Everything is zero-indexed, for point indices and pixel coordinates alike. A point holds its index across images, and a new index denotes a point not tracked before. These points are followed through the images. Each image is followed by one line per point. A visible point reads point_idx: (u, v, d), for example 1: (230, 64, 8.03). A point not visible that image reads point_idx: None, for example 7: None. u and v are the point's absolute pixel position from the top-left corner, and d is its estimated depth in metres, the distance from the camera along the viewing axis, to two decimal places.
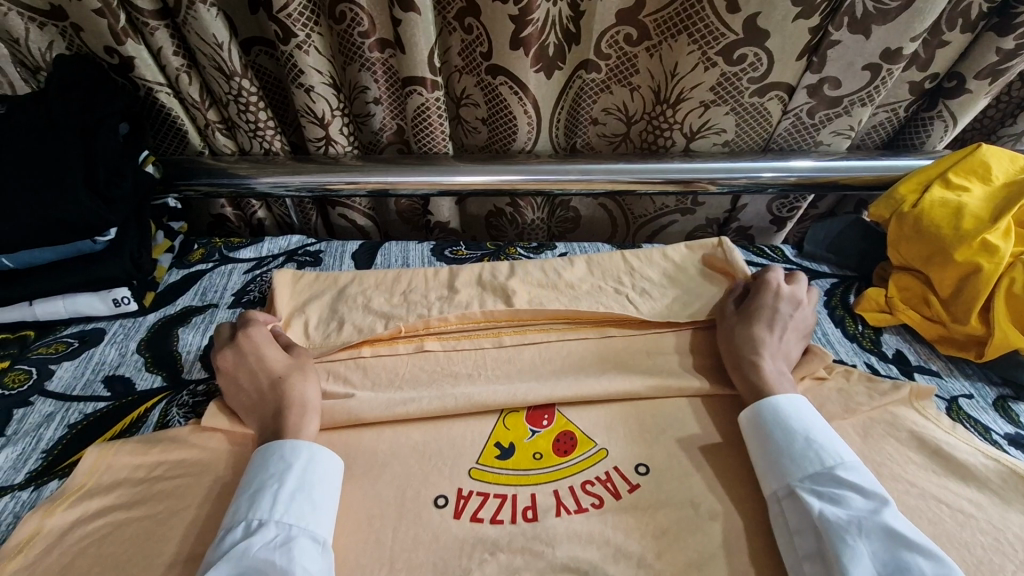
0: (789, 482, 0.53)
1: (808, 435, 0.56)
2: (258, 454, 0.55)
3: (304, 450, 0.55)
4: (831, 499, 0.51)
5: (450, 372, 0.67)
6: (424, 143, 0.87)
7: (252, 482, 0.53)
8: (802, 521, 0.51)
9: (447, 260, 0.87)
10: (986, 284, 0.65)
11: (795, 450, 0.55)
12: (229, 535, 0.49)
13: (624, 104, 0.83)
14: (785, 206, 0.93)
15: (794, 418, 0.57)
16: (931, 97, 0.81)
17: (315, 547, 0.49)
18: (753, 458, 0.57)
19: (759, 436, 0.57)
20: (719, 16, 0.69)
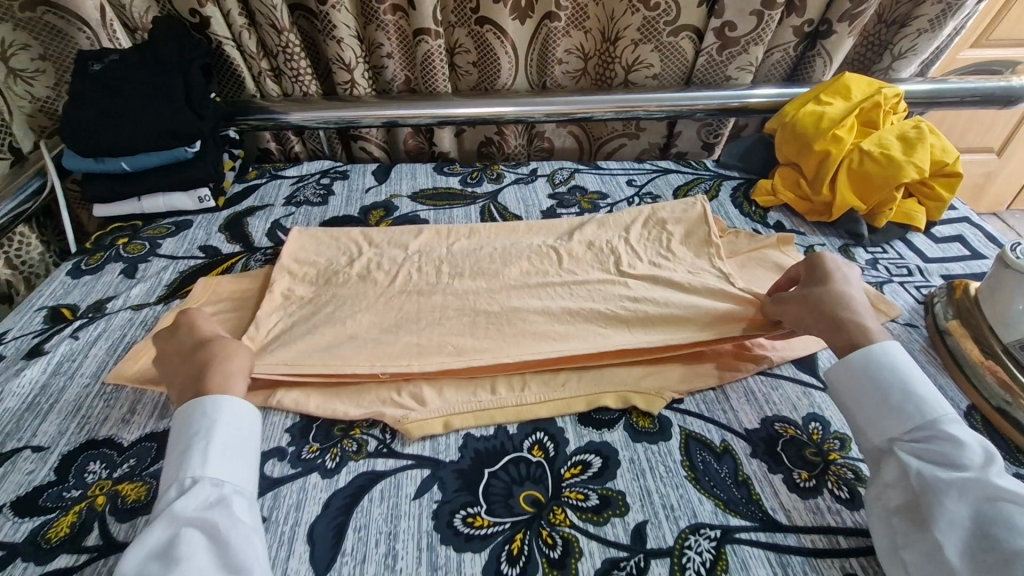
0: (888, 436, 0.56)
1: (907, 387, 0.57)
2: (181, 415, 0.59)
3: (219, 408, 0.59)
4: (933, 455, 0.53)
5: (451, 236, 0.93)
6: (430, 83, 1.12)
7: (179, 444, 0.57)
8: (899, 475, 0.53)
9: (446, 174, 1.12)
10: (833, 164, 0.91)
11: (894, 405, 0.56)
12: (166, 496, 0.53)
13: (580, 46, 1.09)
14: (710, 132, 1.19)
15: (893, 373, 0.58)
16: (812, 40, 1.07)
17: (244, 497, 0.55)
18: (852, 411, 0.59)
19: (856, 390, 0.59)
20: None
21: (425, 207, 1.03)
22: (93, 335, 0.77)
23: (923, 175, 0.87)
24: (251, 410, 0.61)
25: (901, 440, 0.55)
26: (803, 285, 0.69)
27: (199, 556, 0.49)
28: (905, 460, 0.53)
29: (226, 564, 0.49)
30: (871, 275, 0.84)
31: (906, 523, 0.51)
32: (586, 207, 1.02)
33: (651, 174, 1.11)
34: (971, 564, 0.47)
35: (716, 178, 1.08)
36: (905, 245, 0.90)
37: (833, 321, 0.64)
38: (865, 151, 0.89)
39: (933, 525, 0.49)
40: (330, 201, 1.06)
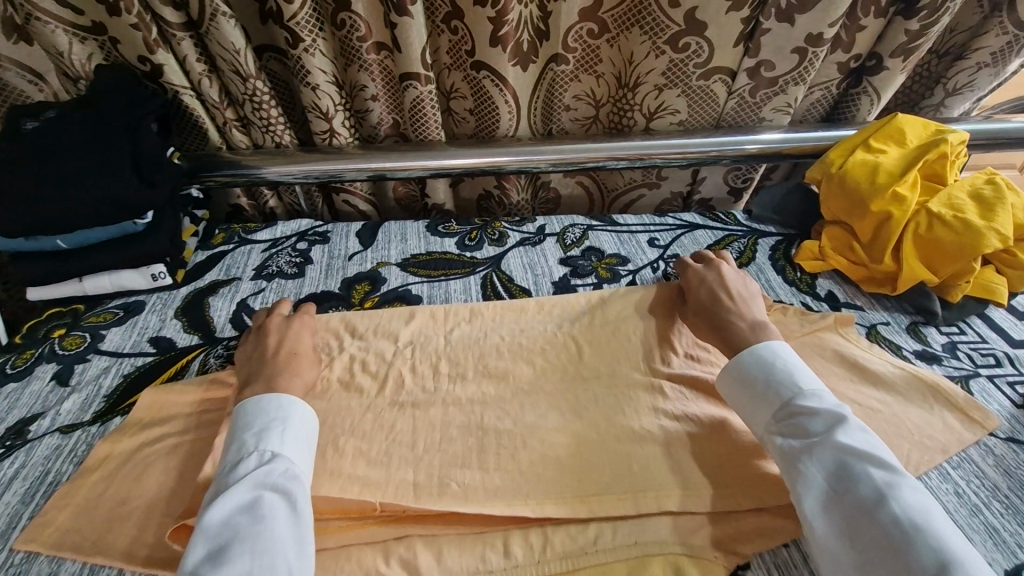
0: (761, 425, 0.61)
1: (769, 377, 0.63)
2: (254, 403, 0.61)
3: (294, 405, 0.62)
4: (794, 432, 0.58)
5: (451, 320, 0.79)
6: (420, 132, 0.99)
7: (256, 424, 0.59)
8: (775, 456, 0.58)
9: (440, 235, 0.98)
10: (898, 228, 0.77)
11: (761, 394, 0.62)
12: (245, 464, 0.55)
13: (591, 90, 0.96)
14: (739, 177, 1.06)
15: (761, 368, 0.64)
16: (857, 76, 0.94)
17: (309, 480, 0.57)
18: (733, 406, 0.65)
19: (732, 387, 0.65)
20: (664, 10, 0.81)
21: (418, 280, 0.89)
22: (8, 473, 0.62)
23: (1006, 243, 0.74)
24: (311, 412, 0.64)
25: (771, 424, 0.60)
26: (698, 303, 0.76)
27: (276, 519, 0.51)
28: (776, 443, 0.58)
29: (294, 539, 0.51)
30: (953, 367, 0.70)
31: (788, 496, 0.56)
32: (604, 276, 0.88)
33: (675, 231, 0.97)
34: (836, 522, 0.52)
35: (751, 235, 0.94)
36: (984, 322, 0.77)
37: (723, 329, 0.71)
38: (934, 213, 0.76)
39: (797, 492, 0.55)
40: (307, 271, 0.92)
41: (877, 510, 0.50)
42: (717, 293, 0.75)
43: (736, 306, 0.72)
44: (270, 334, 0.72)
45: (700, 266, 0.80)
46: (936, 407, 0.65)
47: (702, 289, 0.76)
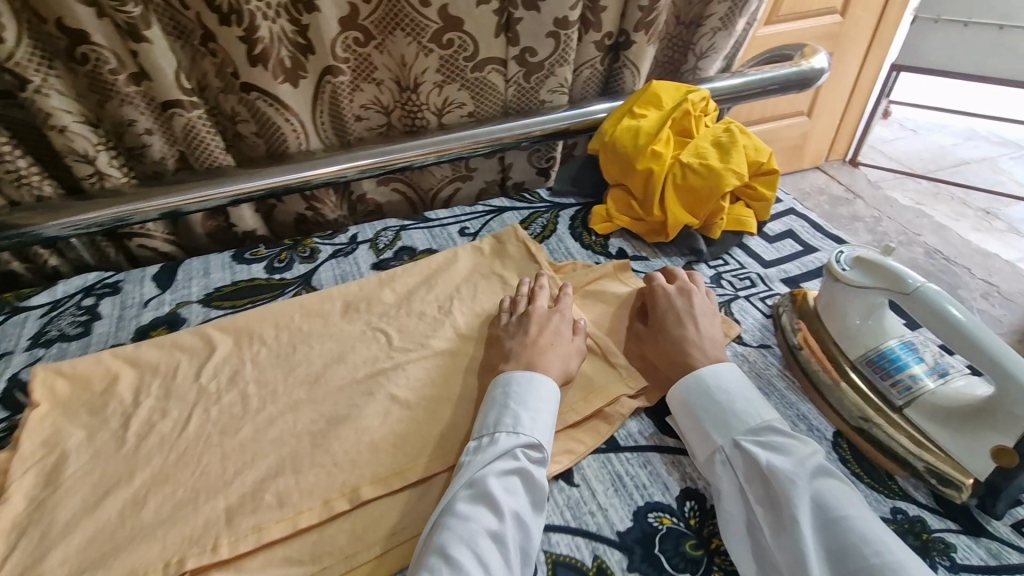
0: (731, 438, 0.57)
1: (744, 395, 0.59)
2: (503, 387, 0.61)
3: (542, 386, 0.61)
4: (770, 447, 0.55)
5: (258, 344, 0.77)
6: (206, 160, 0.95)
7: (522, 407, 0.59)
8: (750, 471, 0.54)
9: (246, 262, 0.94)
10: (660, 182, 0.85)
11: (734, 406, 0.58)
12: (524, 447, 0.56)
13: (376, 98, 0.98)
14: (542, 158, 1.13)
15: (733, 378, 0.61)
16: (616, 51, 1.03)
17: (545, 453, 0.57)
18: (696, 416, 0.59)
19: (702, 398, 0.60)
20: (417, 10, 0.87)
21: (220, 312, 0.85)
22: None
23: (743, 180, 0.85)
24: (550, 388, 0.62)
25: (744, 439, 0.56)
26: (655, 325, 0.70)
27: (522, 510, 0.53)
28: (755, 454, 0.54)
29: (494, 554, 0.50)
30: (718, 294, 0.80)
31: (763, 514, 0.52)
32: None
33: (483, 217, 1.00)
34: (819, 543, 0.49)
35: (553, 209, 1.00)
36: (744, 251, 0.88)
37: (676, 357, 0.65)
38: (685, 164, 0.84)
39: (787, 506, 0.50)
40: (95, 328, 0.84)
41: (870, 535, 0.47)
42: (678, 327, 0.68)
43: (699, 335, 0.66)
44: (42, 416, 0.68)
45: (670, 286, 0.72)
46: None
47: (667, 315, 0.69)
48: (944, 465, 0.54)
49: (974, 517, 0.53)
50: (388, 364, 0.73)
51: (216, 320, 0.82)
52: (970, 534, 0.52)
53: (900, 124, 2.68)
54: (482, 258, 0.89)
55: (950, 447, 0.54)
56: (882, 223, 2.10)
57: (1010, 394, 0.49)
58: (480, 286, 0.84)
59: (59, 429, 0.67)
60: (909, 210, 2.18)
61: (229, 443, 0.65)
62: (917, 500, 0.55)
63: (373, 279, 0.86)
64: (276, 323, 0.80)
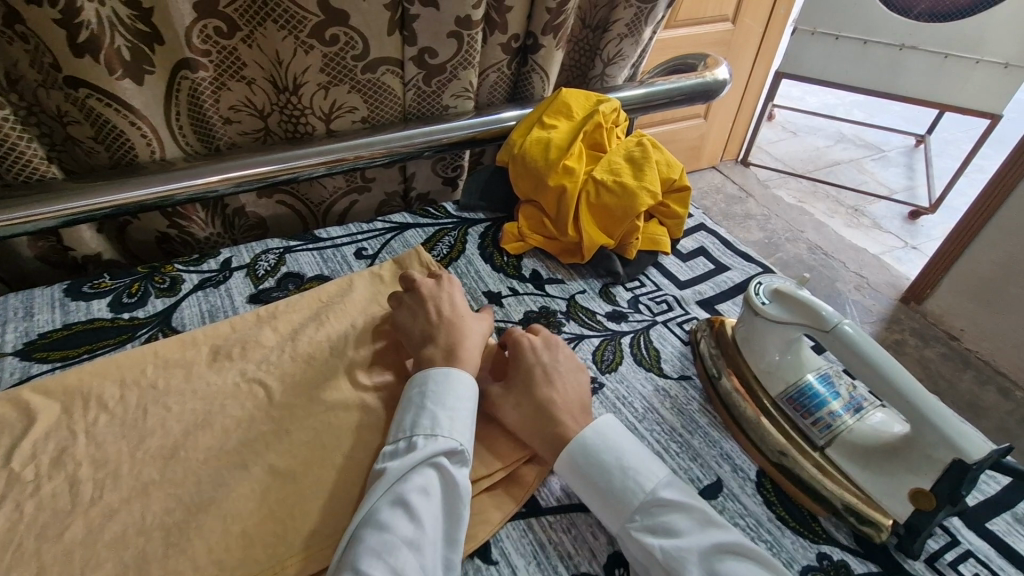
0: (621, 524, 0.51)
1: (624, 463, 0.53)
2: (435, 375, 0.57)
3: (447, 384, 0.56)
4: (661, 528, 0.49)
5: (94, 409, 0.62)
6: (20, 172, 0.75)
7: (426, 413, 0.54)
8: (646, 560, 0.48)
9: (84, 298, 0.76)
10: (573, 199, 0.80)
11: (614, 486, 0.52)
12: (423, 462, 0.51)
13: (248, 99, 0.84)
14: (447, 166, 1.04)
15: (610, 450, 0.54)
16: (524, 55, 0.95)
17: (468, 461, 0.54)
18: (587, 500, 0.53)
19: (585, 481, 0.53)
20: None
21: (46, 368, 0.68)
22: None
23: (657, 198, 0.81)
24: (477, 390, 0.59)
25: (633, 524, 0.50)
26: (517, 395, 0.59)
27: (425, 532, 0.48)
28: (643, 542, 0.48)
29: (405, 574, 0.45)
30: (636, 320, 0.76)
31: None
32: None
33: (383, 236, 0.90)
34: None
35: (461, 226, 0.92)
36: (659, 270, 0.85)
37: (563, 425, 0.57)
38: (599, 179, 0.80)
39: None
40: None
41: None
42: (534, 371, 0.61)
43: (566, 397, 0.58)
44: None
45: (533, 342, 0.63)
46: (624, 372, 0.69)
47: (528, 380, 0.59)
48: (862, 505, 0.53)
49: (893, 556, 0.53)
50: (269, 425, 0.62)
51: (34, 381, 0.65)
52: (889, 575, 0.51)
53: (783, 126, 2.88)
54: (380, 286, 0.79)
55: (870, 488, 0.54)
56: (772, 221, 2.24)
57: (927, 438, 0.49)
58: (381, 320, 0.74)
59: None
60: (793, 208, 2.34)
61: (50, 550, 0.51)
62: (838, 540, 0.54)
63: (250, 317, 0.73)
64: (121, 379, 0.65)
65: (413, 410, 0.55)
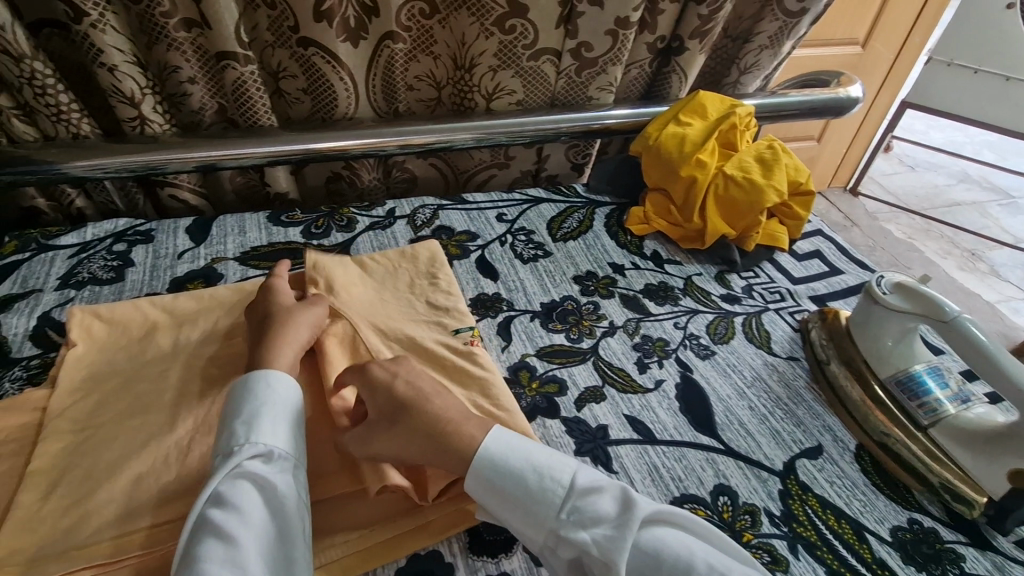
0: (546, 526, 0.49)
1: (535, 464, 0.52)
2: (245, 384, 0.56)
3: (266, 382, 0.56)
4: (586, 519, 0.49)
5: (293, 307, 0.77)
6: (247, 117, 0.93)
7: (245, 409, 0.54)
8: (578, 551, 0.48)
9: (282, 225, 0.93)
10: (701, 191, 0.88)
11: (530, 489, 0.50)
12: (245, 456, 0.50)
13: (431, 71, 0.98)
14: (580, 154, 1.15)
15: (489, 459, 0.52)
16: (666, 56, 1.04)
17: (303, 472, 0.53)
18: (497, 508, 0.51)
19: (490, 486, 0.51)
20: None
21: (259, 272, 0.84)
22: None
23: (782, 197, 0.88)
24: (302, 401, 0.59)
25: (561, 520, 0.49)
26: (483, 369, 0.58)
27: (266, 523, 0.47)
28: (576, 539, 0.48)
29: (261, 550, 0.45)
30: (749, 304, 0.83)
31: None
32: (574, 334, 0.77)
33: (520, 206, 1.01)
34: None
35: (589, 206, 1.02)
36: (773, 266, 0.91)
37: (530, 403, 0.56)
38: (728, 175, 0.87)
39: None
40: (128, 274, 0.82)
41: None
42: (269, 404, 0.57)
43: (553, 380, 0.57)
44: (77, 356, 0.67)
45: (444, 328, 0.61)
46: (734, 345, 0.76)
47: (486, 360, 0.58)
48: (959, 485, 0.59)
49: (982, 532, 0.58)
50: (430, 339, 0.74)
51: (253, 280, 0.82)
52: (977, 547, 0.57)
53: (901, 160, 2.75)
54: (519, 247, 0.92)
55: (971, 470, 0.59)
56: (876, 254, 2.17)
57: None
58: (521, 276, 0.86)
59: (95, 372, 0.67)
60: (902, 243, 2.25)
61: None
62: (930, 512, 0.59)
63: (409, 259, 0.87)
64: None
65: (235, 411, 0.54)
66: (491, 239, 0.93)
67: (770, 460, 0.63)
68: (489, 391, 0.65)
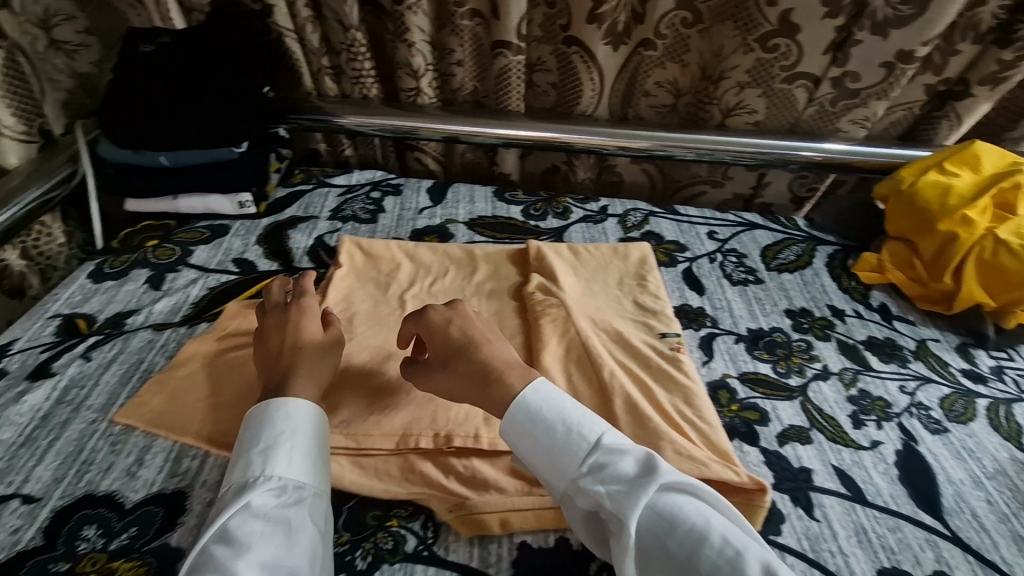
0: (571, 477, 0.49)
1: (567, 418, 0.52)
2: (258, 412, 0.54)
3: (281, 407, 0.54)
4: (608, 473, 0.48)
5: (512, 277, 0.83)
6: (501, 100, 1.03)
7: (263, 436, 0.52)
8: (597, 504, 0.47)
9: (506, 202, 1.02)
10: (962, 250, 0.78)
11: (558, 440, 0.51)
12: (257, 486, 0.48)
13: (674, 79, 0.99)
14: (805, 186, 1.09)
15: (548, 407, 0.53)
16: (942, 99, 0.96)
17: (322, 501, 0.50)
18: (535, 457, 0.52)
19: (533, 432, 0.52)
20: (762, 9, 0.87)
21: (484, 239, 0.93)
22: (107, 357, 0.69)
23: None
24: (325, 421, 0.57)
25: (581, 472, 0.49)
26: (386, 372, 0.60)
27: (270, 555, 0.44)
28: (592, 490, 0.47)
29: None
30: (998, 388, 0.73)
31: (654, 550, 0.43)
32: (782, 367, 0.74)
33: (734, 228, 0.98)
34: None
35: (808, 241, 0.96)
36: None
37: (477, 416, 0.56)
38: (1001, 239, 0.76)
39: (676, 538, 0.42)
40: (381, 219, 0.96)
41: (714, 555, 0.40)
42: (286, 321, 0.64)
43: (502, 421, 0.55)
44: (341, 276, 0.80)
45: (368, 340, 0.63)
46: (976, 429, 0.68)
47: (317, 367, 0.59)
48: None
49: None
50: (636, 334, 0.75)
51: (479, 245, 0.90)
52: None
53: None
54: (729, 266, 0.90)
55: None
56: None
57: None
58: (729, 297, 0.84)
59: (352, 292, 0.79)
60: None
61: None
62: None
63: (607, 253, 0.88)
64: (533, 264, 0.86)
65: (247, 437, 0.52)
66: (700, 254, 0.92)
67: (1009, 566, 0.56)
68: (692, 401, 0.65)
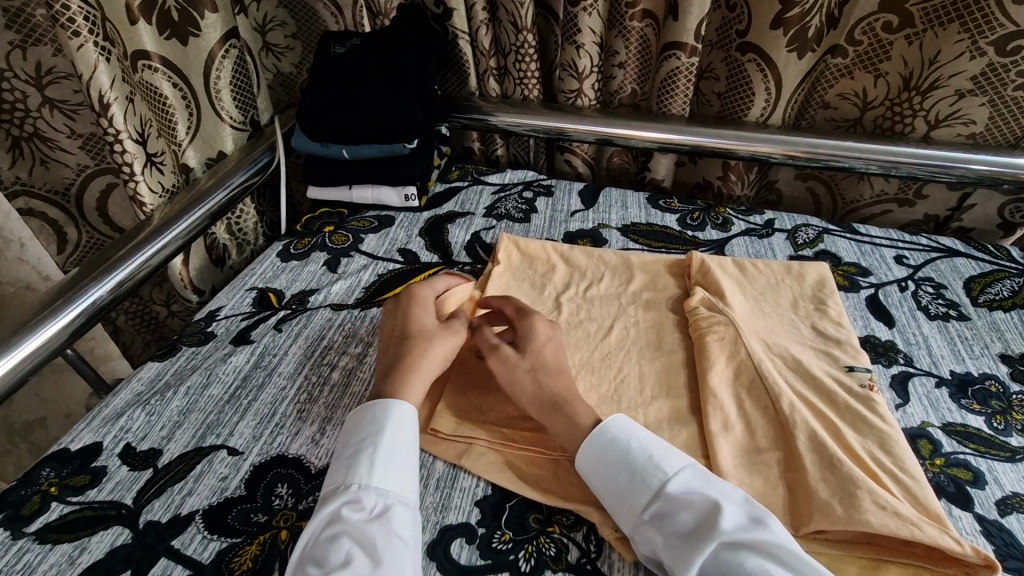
0: (635, 514, 0.50)
1: (639, 453, 0.52)
2: (357, 416, 0.57)
3: (371, 413, 0.56)
4: (676, 516, 0.48)
5: (672, 288, 0.79)
6: (664, 103, 0.97)
7: (350, 444, 0.54)
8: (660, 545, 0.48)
9: (660, 209, 0.98)
10: None
11: (630, 473, 0.51)
12: (342, 496, 0.50)
13: (865, 90, 0.90)
14: (1020, 211, 0.93)
15: (620, 441, 0.54)
16: None
17: (409, 511, 0.50)
18: (606, 489, 0.53)
19: (604, 465, 0.53)
20: (1004, 10, 0.76)
21: (638, 246, 0.90)
22: (294, 330, 0.75)
23: None
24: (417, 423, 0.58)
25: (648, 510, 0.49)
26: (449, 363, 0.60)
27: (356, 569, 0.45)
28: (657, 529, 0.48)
29: None
30: None
31: None
32: (998, 423, 0.63)
33: (929, 253, 0.86)
34: None
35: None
36: None
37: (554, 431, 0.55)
38: None
39: None
40: (533, 219, 0.97)
41: None
42: (402, 303, 0.67)
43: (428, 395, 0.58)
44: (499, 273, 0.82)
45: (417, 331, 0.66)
46: None
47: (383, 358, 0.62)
48: None
49: None
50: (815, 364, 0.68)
51: (634, 252, 0.88)
52: None
53: None
54: (925, 297, 0.79)
55: None
56: None
57: None
58: (925, 332, 0.74)
59: (510, 290, 0.80)
60: None
61: (644, 365, 0.70)
62: None
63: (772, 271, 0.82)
64: None
65: (343, 440, 0.55)
66: (887, 280, 0.82)
67: None
68: (889, 447, 0.57)
